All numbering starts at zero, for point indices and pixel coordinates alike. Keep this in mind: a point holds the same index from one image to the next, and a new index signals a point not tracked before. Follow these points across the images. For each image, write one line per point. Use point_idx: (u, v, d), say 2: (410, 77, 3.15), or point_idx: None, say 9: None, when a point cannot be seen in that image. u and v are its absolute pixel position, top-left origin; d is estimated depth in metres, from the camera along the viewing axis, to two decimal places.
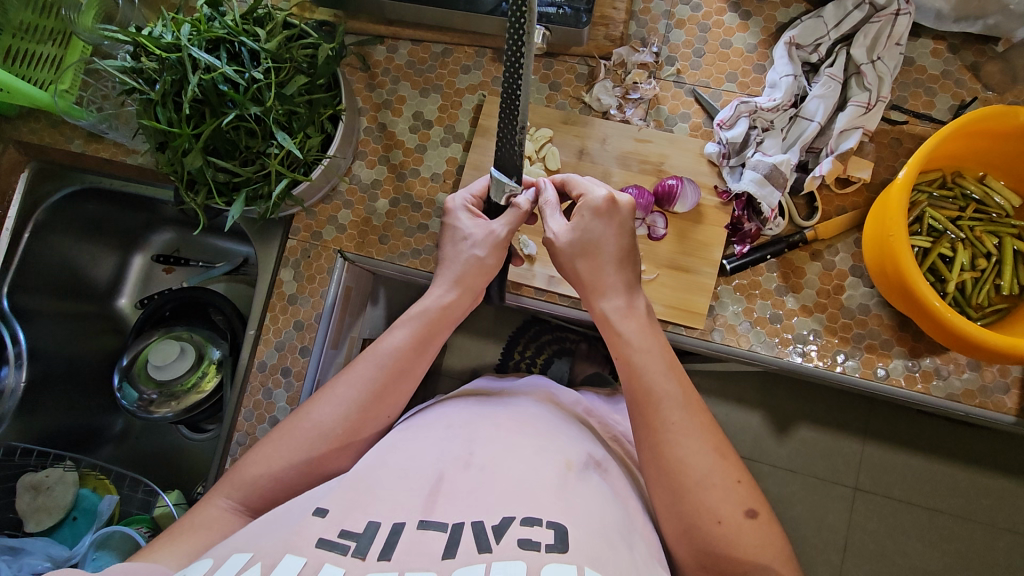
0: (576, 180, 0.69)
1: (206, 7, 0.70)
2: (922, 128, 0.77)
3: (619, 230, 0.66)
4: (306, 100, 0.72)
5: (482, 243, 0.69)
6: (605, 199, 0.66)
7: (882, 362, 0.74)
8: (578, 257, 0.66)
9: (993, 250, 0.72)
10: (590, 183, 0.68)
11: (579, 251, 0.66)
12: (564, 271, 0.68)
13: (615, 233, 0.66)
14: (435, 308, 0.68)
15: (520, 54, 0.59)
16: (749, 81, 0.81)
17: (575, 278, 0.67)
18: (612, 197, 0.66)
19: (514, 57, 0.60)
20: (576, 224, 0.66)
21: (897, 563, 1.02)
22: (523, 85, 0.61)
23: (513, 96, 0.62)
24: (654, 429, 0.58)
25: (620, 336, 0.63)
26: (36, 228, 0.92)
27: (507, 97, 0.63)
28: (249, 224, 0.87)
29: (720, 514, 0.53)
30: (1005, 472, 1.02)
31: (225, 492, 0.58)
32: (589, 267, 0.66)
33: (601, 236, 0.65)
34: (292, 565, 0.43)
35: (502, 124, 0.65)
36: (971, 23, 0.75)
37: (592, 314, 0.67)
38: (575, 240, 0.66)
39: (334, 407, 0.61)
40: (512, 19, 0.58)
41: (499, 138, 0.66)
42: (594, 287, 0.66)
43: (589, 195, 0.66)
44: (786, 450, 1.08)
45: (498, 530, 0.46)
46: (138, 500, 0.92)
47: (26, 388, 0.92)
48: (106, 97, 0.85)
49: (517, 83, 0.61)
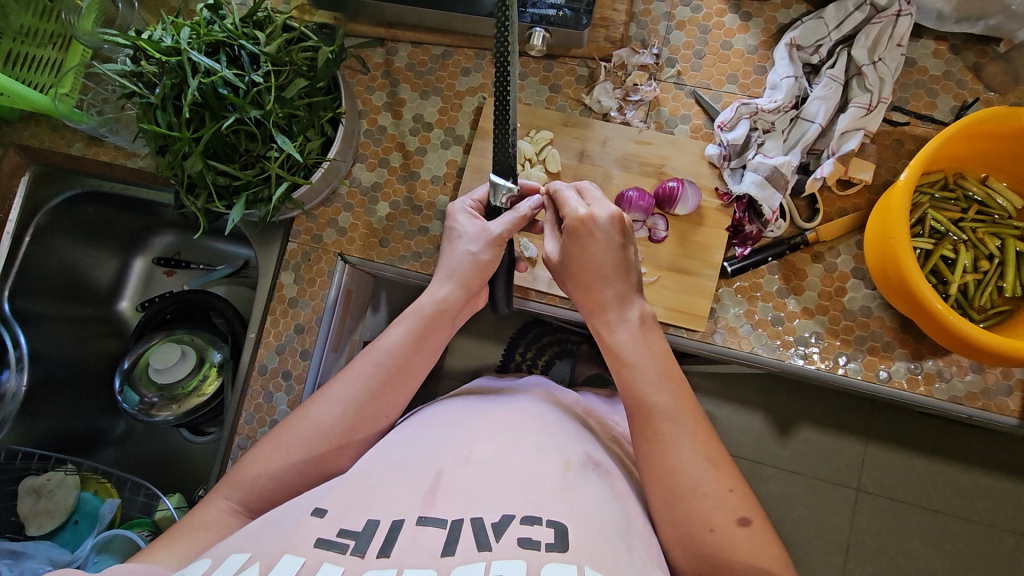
0: (562, 194, 0.68)
1: (205, 11, 0.70)
2: (923, 130, 0.77)
3: (603, 245, 0.65)
4: (306, 103, 0.71)
5: (477, 240, 0.69)
6: (579, 216, 0.65)
7: (884, 364, 0.74)
8: (570, 278, 0.67)
9: (995, 252, 0.72)
10: (572, 199, 0.67)
11: (568, 272, 0.67)
12: (564, 286, 0.69)
13: (597, 251, 0.65)
14: (431, 305, 0.68)
15: (506, 62, 0.64)
16: (749, 83, 0.81)
17: (572, 295, 0.68)
18: (591, 213, 0.65)
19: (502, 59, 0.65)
20: (562, 246, 0.67)
21: (899, 564, 1.02)
22: (511, 90, 0.65)
23: (504, 101, 0.66)
24: (647, 439, 0.59)
25: (614, 348, 0.64)
26: (37, 231, 0.92)
27: (499, 104, 0.67)
28: (250, 228, 0.87)
29: (712, 521, 0.53)
30: (1007, 473, 1.01)
31: (225, 493, 0.58)
32: (579, 285, 0.66)
33: (585, 254, 0.65)
34: (291, 564, 0.43)
35: (496, 128, 0.68)
36: (972, 24, 0.75)
37: (591, 326, 0.68)
38: (565, 262, 0.67)
39: (333, 406, 0.61)
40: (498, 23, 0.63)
41: (494, 145, 0.68)
42: (587, 303, 0.66)
43: (568, 212, 0.66)
44: (788, 452, 1.07)
45: (498, 528, 0.46)
46: (138, 504, 0.91)
47: (28, 391, 0.93)
48: (107, 101, 0.84)
49: (507, 88, 0.65)
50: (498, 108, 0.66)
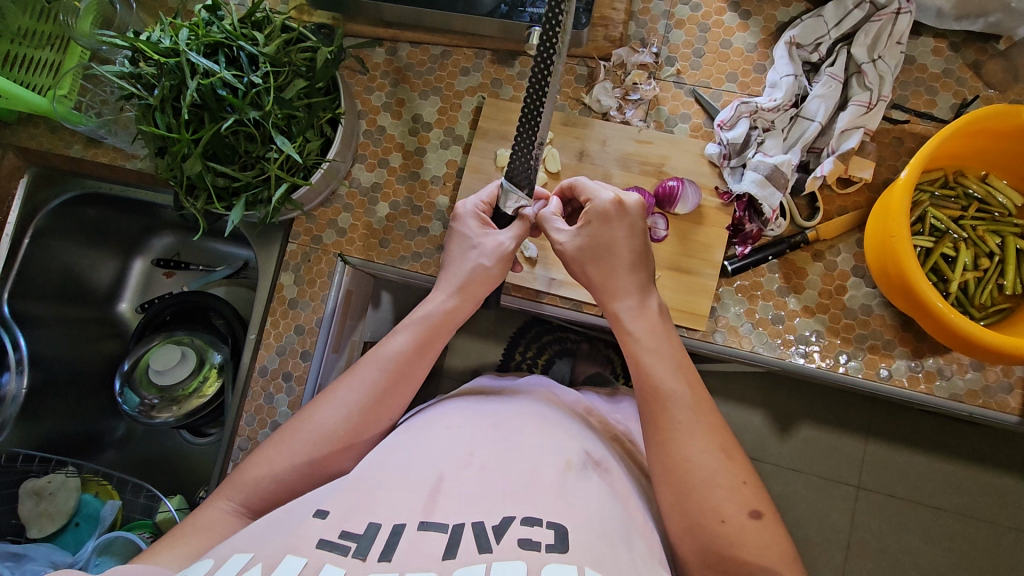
0: (584, 183, 0.69)
1: (203, 12, 0.69)
2: (922, 128, 0.77)
3: (629, 230, 0.65)
4: (305, 104, 0.71)
5: (490, 254, 0.69)
6: (612, 201, 0.65)
7: (885, 362, 0.74)
8: (588, 260, 0.66)
9: (995, 250, 0.72)
10: (597, 185, 0.68)
11: (588, 255, 0.66)
12: (575, 272, 0.68)
13: (627, 235, 0.65)
14: (438, 314, 0.67)
15: (551, 60, 0.61)
16: (749, 81, 0.81)
17: (586, 281, 0.67)
18: (619, 199, 0.66)
19: (541, 77, 0.62)
20: (585, 227, 0.66)
21: (899, 561, 1.02)
22: (546, 103, 0.63)
23: (533, 116, 0.64)
24: (661, 427, 0.58)
25: (630, 335, 0.64)
26: (37, 233, 0.92)
27: (527, 112, 0.64)
28: (250, 229, 0.87)
29: (724, 513, 0.53)
30: (1007, 470, 1.01)
31: (227, 495, 0.58)
32: (600, 270, 0.66)
33: (611, 238, 0.65)
34: (293, 565, 0.43)
35: (519, 135, 0.65)
36: (972, 21, 0.74)
37: (604, 315, 0.67)
38: (584, 244, 0.66)
39: (337, 410, 0.61)
40: (544, 30, 0.59)
41: (513, 153, 0.66)
42: (604, 289, 0.66)
43: (597, 198, 0.66)
44: (788, 449, 1.08)
45: (498, 530, 0.46)
46: (140, 506, 0.91)
47: (27, 394, 0.93)
48: (106, 103, 0.83)
49: (540, 101, 0.63)
50: (528, 118, 0.63)
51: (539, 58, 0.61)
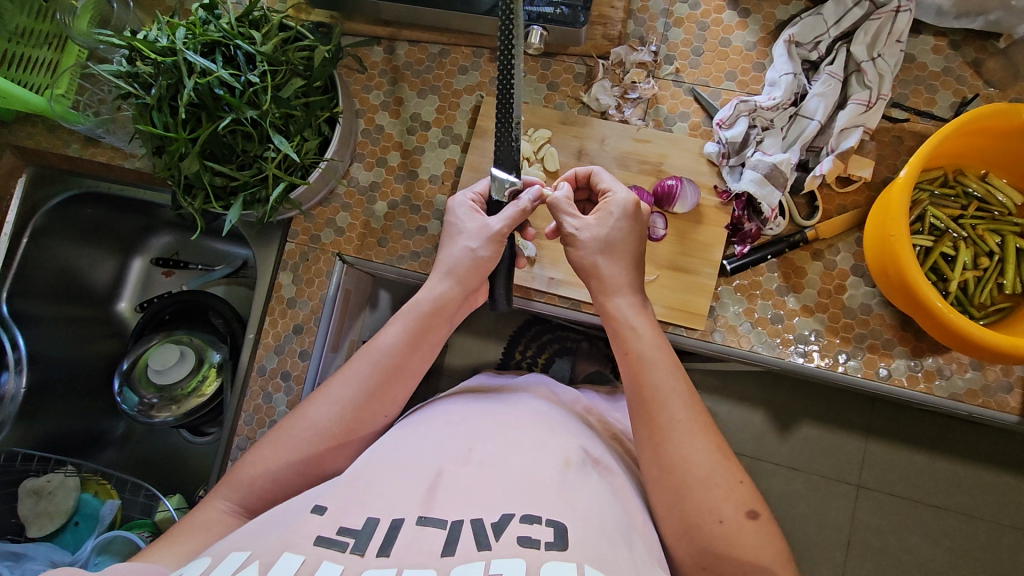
0: (602, 175, 0.70)
1: (200, 10, 0.69)
2: (922, 127, 0.77)
3: (627, 229, 0.66)
4: (303, 102, 0.71)
5: (477, 237, 0.69)
6: (631, 201, 0.67)
7: (885, 361, 0.73)
8: (589, 258, 0.66)
9: (995, 249, 0.72)
10: (615, 183, 0.69)
11: (589, 253, 0.66)
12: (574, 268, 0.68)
13: (633, 237, 0.66)
14: (428, 302, 0.67)
15: (512, 49, 0.66)
16: (749, 80, 0.81)
17: (585, 279, 0.67)
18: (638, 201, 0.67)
19: (506, 57, 0.66)
20: (596, 223, 0.66)
21: (900, 560, 1.02)
22: (515, 87, 0.67)
23: (507, 98, 0.68)
24: (658, 428, 0.58)
25: (628, 334, 0.63)
26: (35, 233, 0.92)
27: (503, 99, 0.68)
28: (248, 228, 0.88)
29: (722, 514, 0.53)
30: (1008, 468, 1.01)
31: (224, 493, 0.57)
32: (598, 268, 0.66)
33: (611, 236, 0.66)
34: (290, 563, 0.43)
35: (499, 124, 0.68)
36: (972, 19, 0.74)
37: (601, 315, 0.67)
38: (587, 241, 0.66)
39: (331, 407, 0.61)
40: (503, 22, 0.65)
41: (496, 138, 0.68)
42: (602, 287, 0.66)
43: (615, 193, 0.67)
44: (788, 448, 1.07)
45: (498, 527, 0.46)
46: (140, 505, 0.91)
47: (26, 393, 0.93)
48: (104, 101, 0.83)
49: (510, 85, 0.67)
50: (501, 106, 0.67)
51: (501, 44, 0.66)
